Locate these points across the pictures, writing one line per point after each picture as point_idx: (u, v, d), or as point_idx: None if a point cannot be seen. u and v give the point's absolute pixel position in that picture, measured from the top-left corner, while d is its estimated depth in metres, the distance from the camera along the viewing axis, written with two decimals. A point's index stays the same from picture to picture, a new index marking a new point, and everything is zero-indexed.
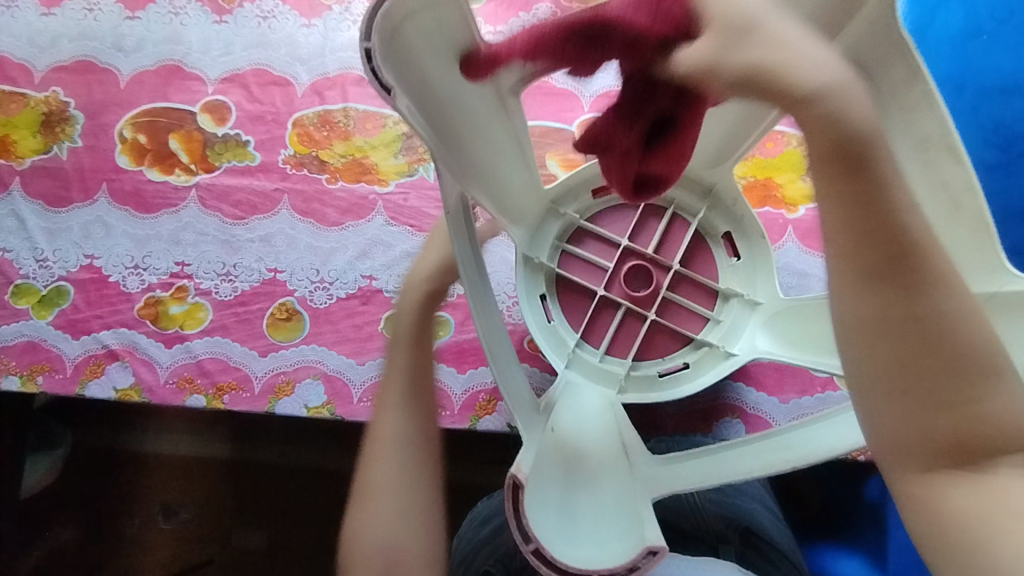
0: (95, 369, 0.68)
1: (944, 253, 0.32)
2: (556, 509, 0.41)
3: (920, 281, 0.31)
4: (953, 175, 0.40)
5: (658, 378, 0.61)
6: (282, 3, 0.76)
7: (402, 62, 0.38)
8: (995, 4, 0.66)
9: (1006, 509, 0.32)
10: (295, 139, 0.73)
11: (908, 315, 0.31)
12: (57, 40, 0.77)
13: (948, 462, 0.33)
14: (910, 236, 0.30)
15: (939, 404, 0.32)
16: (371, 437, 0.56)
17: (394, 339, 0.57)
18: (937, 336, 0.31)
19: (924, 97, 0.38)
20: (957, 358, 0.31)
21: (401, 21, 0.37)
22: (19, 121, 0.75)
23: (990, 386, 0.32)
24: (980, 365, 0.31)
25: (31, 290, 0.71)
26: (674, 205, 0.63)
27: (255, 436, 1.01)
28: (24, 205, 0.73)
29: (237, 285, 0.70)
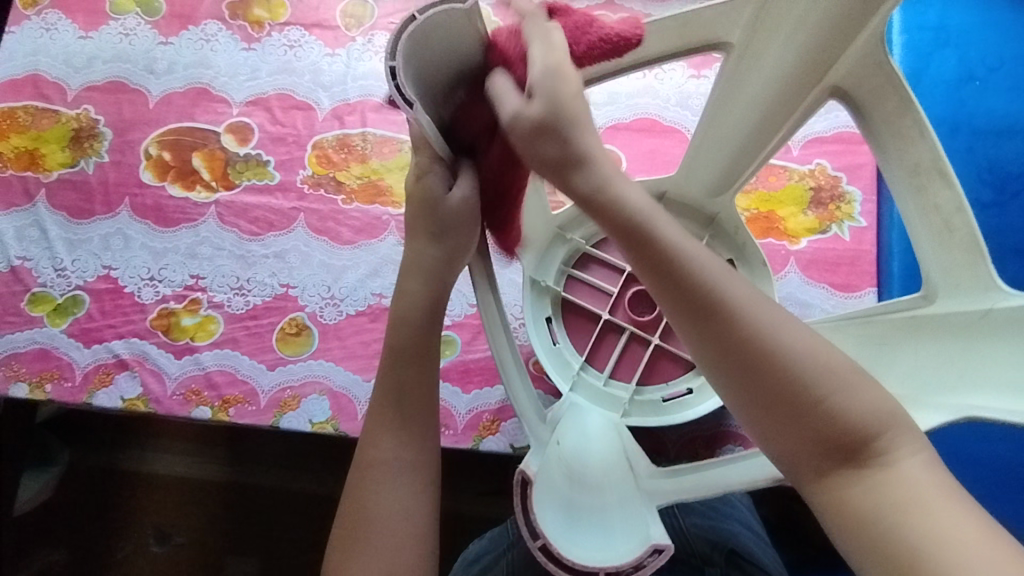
0: (104, 378, 0.69)
1: (741, 285, 0.36)
2: (560, 511, 0.43)
3: (727, 311, 0.35)
4: (946, 200, 0.42)
5: (662, 402, 0.61)
6: (309, 33, 0.80)
7: (425, 82, 0.40)
8: (986, 53, 0.70)
9: (910, 494, 0.32)
10: (314, 160, 0.76)
11: (729, 346, 0.34)
12: (92, 62, 0.80)
13: (832, 465, 0.34)
14: (703, 279, 0.35)
15: (791, 415, 0.34)
16: (361, 462, 0.46)
17: (406, 355, 0.47)
18: (759, 356, 0.34)
19: (914, 124, 0.42)
20: (783, 367, 0.34)
21: (426, 43, 0.39)
22: (49, 136, 0.78)
23: (830, 385, 0.34)
24: (813, 371, 0.34)
25: (48, 298, 0.72)
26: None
27: (253, 459, 1.01)
28: (47, 216, 0.75)
29: (249, 298, 0.72)
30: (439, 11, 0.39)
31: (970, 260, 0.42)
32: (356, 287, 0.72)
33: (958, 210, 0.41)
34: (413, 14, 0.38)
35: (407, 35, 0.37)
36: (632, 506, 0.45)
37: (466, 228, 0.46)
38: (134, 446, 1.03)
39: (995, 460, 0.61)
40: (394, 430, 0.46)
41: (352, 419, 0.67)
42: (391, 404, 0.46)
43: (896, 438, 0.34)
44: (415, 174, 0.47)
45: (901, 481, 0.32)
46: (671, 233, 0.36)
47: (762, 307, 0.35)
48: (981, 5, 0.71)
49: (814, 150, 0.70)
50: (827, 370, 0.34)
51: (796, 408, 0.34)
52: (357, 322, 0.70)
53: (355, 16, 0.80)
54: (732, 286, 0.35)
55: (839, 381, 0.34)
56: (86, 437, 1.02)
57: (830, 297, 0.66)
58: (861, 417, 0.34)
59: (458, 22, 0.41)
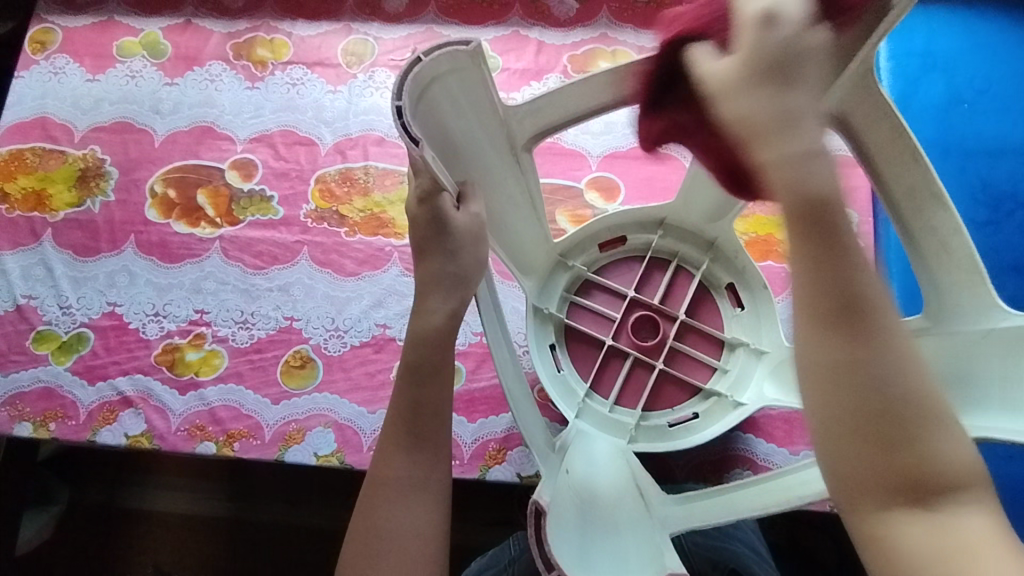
0: (107, 416, 0.69)
1: (888, 306, 0.33)
2: (574, 541, 0.42)
3: (862, 326, 0.32)
4: (941, 220, 0.43)
5: (669, 428, 0.61)
6: (311, 71, 0.82)
7: (429, 118, 0.41)
8: (974, 76, 0.71)
9: (966, 545, 0.31)
10: (317, 195, 0.77)
11: (854, 361, 0.32)
12: (100, 104, 0.82)
13: (898, 502, 0.32)
14: (857, 290, 0.32)
15: (879, 446, 0.32)
16: (372, 478, 0.45)
17: (422, 372, 0.46)
18: (882, 379, 0.32)
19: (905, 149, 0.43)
20: (895, 400, 0.32)
21: (430, 82, 0.40)
22: (56, 177, 0.79)
23: (936, 423, 0.32)
24: (920, 402, 0.32)
25: (53, 336, 0.73)
26: (679, 258, 0.65)
27: (255, 494, 1.00)
28: (53, 255, 0.76)
29: (253, 332, 0.72)
30: (444, 51, 0.40)
31: (968, 279, 0.42)
32: (360, 318, 0.72)
33: (954, 232, 0.42)
34: (418, 55, 0.39)
35: (412, 75, 0.38)
36: (643, 534, 0.46)
37: (472, 250, 0.46)
38: (136, 484, 1.02)
39: (1006, 478, 0.60)
40: (407, 447, 0.45)
41: (358, 452, 0.66)
42: (403, 421, 0.46)
43: (976, 498, 0.32)
44: (416, 198, 0.45)
45: (962, 538, 0.31)
46: (831, 234, 0.33)
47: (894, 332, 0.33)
48: (967, 30, 0.73)
49: None
50: (928, 412, 0.32)
51: (890, 440, 0.32)
52: (361, 353, 0.70)
53: (356, 54, 0.82)
54: (876, 301, 0.33)
55: (933, 423, 0.32)
56: (85, 476, 1.01)
57: None
58: (945, 465, 0.32)
59: (461, 63, 0.42)
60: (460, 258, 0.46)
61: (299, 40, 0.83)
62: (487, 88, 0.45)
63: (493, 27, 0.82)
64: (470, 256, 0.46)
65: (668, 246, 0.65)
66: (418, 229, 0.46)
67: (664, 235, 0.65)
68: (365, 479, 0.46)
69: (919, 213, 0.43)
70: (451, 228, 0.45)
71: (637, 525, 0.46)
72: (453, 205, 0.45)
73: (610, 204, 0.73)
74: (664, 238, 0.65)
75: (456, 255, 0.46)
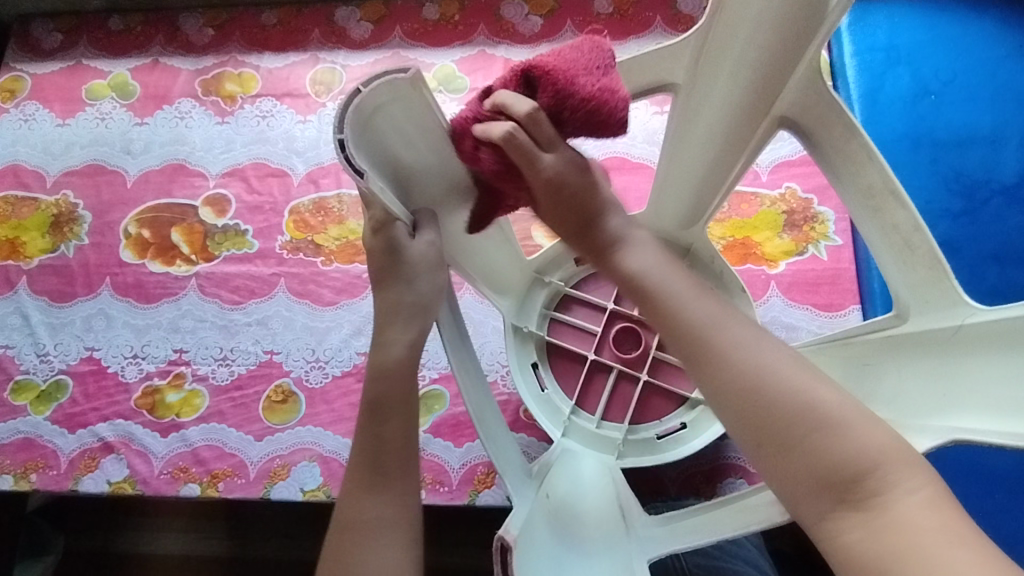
0: (89, 463, 0.68)
1: (736, 328, 0.35)
2: (547, 565, 0.42)
3: (717, 355, 0.34)
4: (901, 218, 0.42)
5: (657, 441, 0.60)
6: (281, 103, 0.82)
7: (373, 149, 0.41)
8: (938, 67, 0.71)
9: (904, 533, 0.28)
10: (291, 226, 0.76)
11: (726, 393, 0.33)
12: (70, 148, 0.82)
13: (833, 505, 0.31)
14: (697, 331, 0.35)
15: (777, 449, 0.32)
16: (339, 522, 0.44)
17: (383, 409, 0.45)
18: (750, 394, 0.33)
19: (861, 148, 0.42)
20: (774, 413, 0.32)
21: (372, 111, 0.40)
22: (29, 224, 0.79)
23: (821, 420, 0.31)
24: (806, 402, 0.32)
25: (31, 385, 0.72)
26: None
27: (252, 531, 0.98)
28: (29, 302, 0.75)
29: (233, 368, 0.71)
30: (385, 80, 0.40)
31: (934, 276, 0.41)
32: (341, 347, 0.71)
33: (914, 229, 0.42)
34: (357, 87, 0.39)
35: (352, 107, 0.38)
36: (621, 557, 0.46)
37: (434, 276, 0.45)
38: (130, 529, 1.00)
39: (1001, 471, 0.59)
40: (372, 488, 0.44)
41: None
42: (366, 461, 0.45)
43: (900, 473, 0.30)
44: (371, 228, 0.45)
45: (902, 526, 0.29)
46: (668, 286, 0.37)
47: (749, 345, 0.34)
48: (928, 22, 0.73)
49: (782, 174, 0.71)
50: (810, 409, 0.31)
51: (788, 449, 0.32)
52: (343, 383, 0.69)
53: (324, 83, 0.82)
54: (716, 333, 0.34)
55: (816, 418, 0.31)
56: (79, 524, 1.00)
57: (815, 318, 0.65)
58: (855, 453, 0.30)
59: (403, 92, 0.41)
60: (423, 286, 0.45)
61: (267, 72, 0.83)
62: (437, 113, 0.43)
63: (459, 48, 0.82)
64: (434, 283, 0.45)
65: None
66: (375, 259, 0.46)
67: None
68: (332, 523, 0.45)
69: (879, 212, 0.43)
70: (406, 257, 0.45)
71: (614, 548, 0.46)
72: (407, 234, 0.45)
73: None
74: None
75: (415, 284, 0.45)
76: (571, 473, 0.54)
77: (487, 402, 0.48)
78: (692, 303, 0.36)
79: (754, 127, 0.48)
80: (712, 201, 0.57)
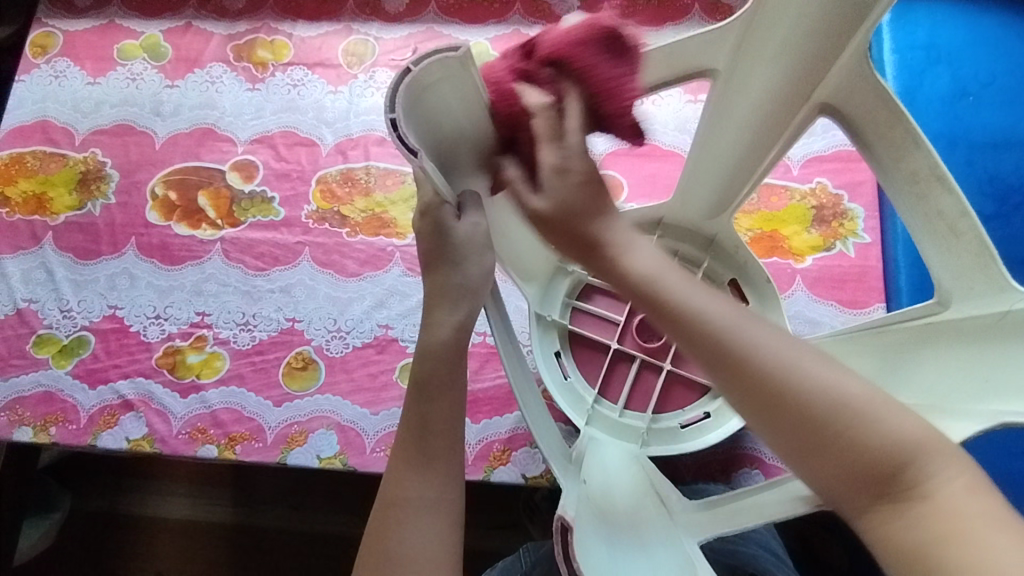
0: (108, 419, 0.68)
1: (754, 325, 0.36)
2: (601, 554, 0.42)
3: (746, 356, 0.35)
4: (948, 204, 0.43)
5: (681, 430, 0.60)
6: (312, 72, 0.82)
7: (422, 127, 0.41)
8: (977, 69, 0.71)
9: (953, 522, 0.30)
10: (318, 196, 0.76)
11: (748, 383, 0.34)
12: (100, 106, 0.82)
13: (872, 495, 0.33)
14: (714, 327, 0.35)
15: (814, 441, 0.33)
16: (384, 500, 0.45)
17: (430, 390, 0.46)
18: (782, 392, 0.34)
19: (907, 134, 0.43)
20: (807, 411, 0.33)
21: (421, 92, 0.41)
22: (57, 179, 0.79)
23: (852, 415, 0.33)
24: (834, 395, 0.33)
25: (53, 340, 0.72)
26: (679, 255, 0.63)
27: (257, 499, 0.99)
28: (55, 258, 0.76)
29: (255, 334, 0.71)
30: (433, 60, 0.40)
31: (980, 262, 0.41)
32: (362, 319, 0.71)
33: (963, 215, 0.42)
34: (408, 65, 0.39)
35: (404, 86, 0.39)
36: (674, 544, 0.46)
37: (475, 263, 0.46)
38: (139, 491, 1.01)
39: None
40: (417, 468, 0.45)
41: (361, 453, 0.66)
42: (412, 441, 0.46)
43: (937, 463, 0.32)
44: (419, 212, 0.46)
45: (944, 512, 0.31)
46: (678, 287, 0.37)
47: (777, 338, 0.35)
48: (967, 23, 0.73)
49: (814, 169, 0.71)
50: (846, 401, 0.33)
51: (822, 440, 0.33)
52: (364, 354, 0.70)
53: (356, 54, 0.82)
54: (736, 334, 0.35)
55: (852, 412, 0.33)
56: (87, 483, 1.01)
57: (839, 314, 0.65)
58: (889, 444, 0.32)
59: (454, 71, 0.41)
60: (466, 270, 0.46)
61: (300, 41, 0.83)
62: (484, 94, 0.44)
63: (493, 26, 0.82)
64: (477, 269, 0.46)
65: (668, 245, 0.64)
66: (424, 244, 0.47)
67: (662, 235, 0.64)
68: (378, 500, 0.46)
69: (927, 197, 0.44)
70: (453, 240, 0.46)
71: (666, 535, 0.47)
72: (454, 215, 0.46)
73: (613, 202, 0.73)
74: (663, 237, 0.64)
75: (462, 266, 0.46)
76: (599, 460, 0.55)
77: (525, 384, 0.49)
78: (699, 294, 0.37)
79: (794, 112, 0.49)
80: (740, 186, 0.57)
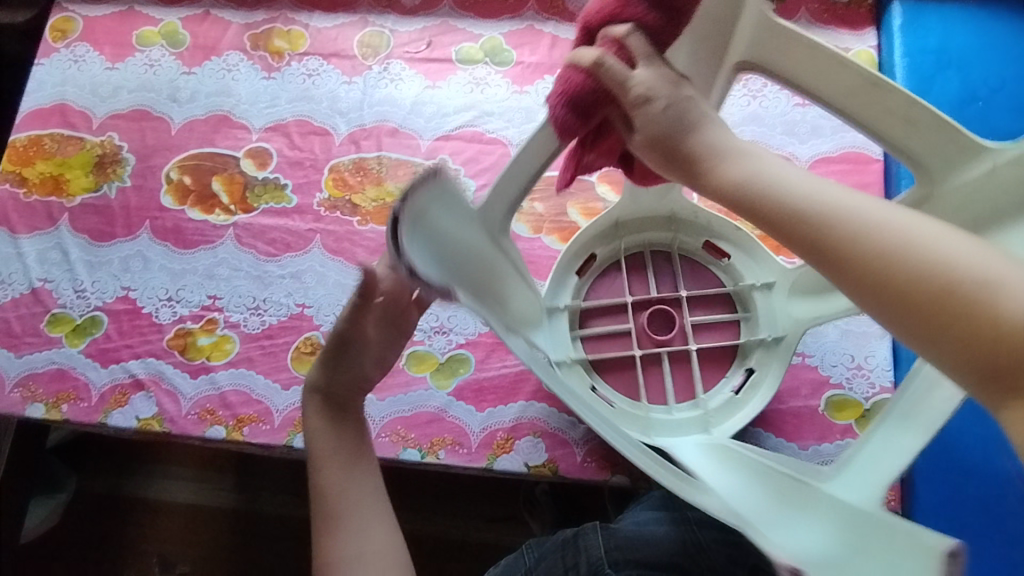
0: (119, 398, 0.70)
1: (860, 212, 0.33)
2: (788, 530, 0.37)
3: (847, 246, 0.33)
4: (895, 100, 0.45)
5: (735, 397, 0.61)
6: (327, 63, 0.83)
7: (434, 243, 0.43)
8: (989, 74, 0.72)
9: None
10: (330, 184, 0.77)
11: (861, 274, 0.33)
12: (118, 91, 0.83)
13: (1007, 390, 0.30)
14: (817, 215, 0.34)
15: (936, 329, 0.31)
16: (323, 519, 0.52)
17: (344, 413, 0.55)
18: (899, 285, 0.32)
19: (830, 59, 0.45)
20: (924, 299, 0.31)
21: (420, 213, 0.43)
22: (74, 162, 0.80)
23: (979, 294, 0.30)
24: (957, 275, 0.31)
25: (67, 319, 0.73)
26: (651, 246, 0.66)
27: (259, 485, 1.00)
28: (70, 239, 0.77)
29: (265, 318, 0.72)
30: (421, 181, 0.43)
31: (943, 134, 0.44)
32: None
33: (912, 104, 0.44)
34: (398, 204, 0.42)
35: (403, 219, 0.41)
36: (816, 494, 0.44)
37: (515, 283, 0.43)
38: (144, 473, 1.02)
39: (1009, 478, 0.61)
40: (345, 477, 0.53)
41: None
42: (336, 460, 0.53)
43: None
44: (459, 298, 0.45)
45: None
46: (772, 188, 0.36)
47: (890, 218, 0.33)
48: (980, 29, 0.73)
49: (822, 170, 0.72)
50: (968, 280, 0.31)
51: (948, 329, 0.31)
52: None
53: (371, 46, 0.83)
54: (837, 224, 0.33)
55: (978, 294, 0.30)
56: (93, 464, 1.02)
57: None
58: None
59: (440, 186, 0.45)
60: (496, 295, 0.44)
61: (316, 31, 0.84)
62: (462, 194, 0.48)
63: (508, 21, 0.83)
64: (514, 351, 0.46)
65: (635, 241, 0.66)
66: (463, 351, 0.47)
67: (625, 235, 0.66)
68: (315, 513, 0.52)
69: (872, 105, 0.45)
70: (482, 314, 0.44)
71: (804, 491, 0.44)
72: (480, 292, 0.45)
73: None
74: (627, 237, 0.66)
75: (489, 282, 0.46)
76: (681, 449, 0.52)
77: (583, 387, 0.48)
78: (796, 189, 0.35)
79: None
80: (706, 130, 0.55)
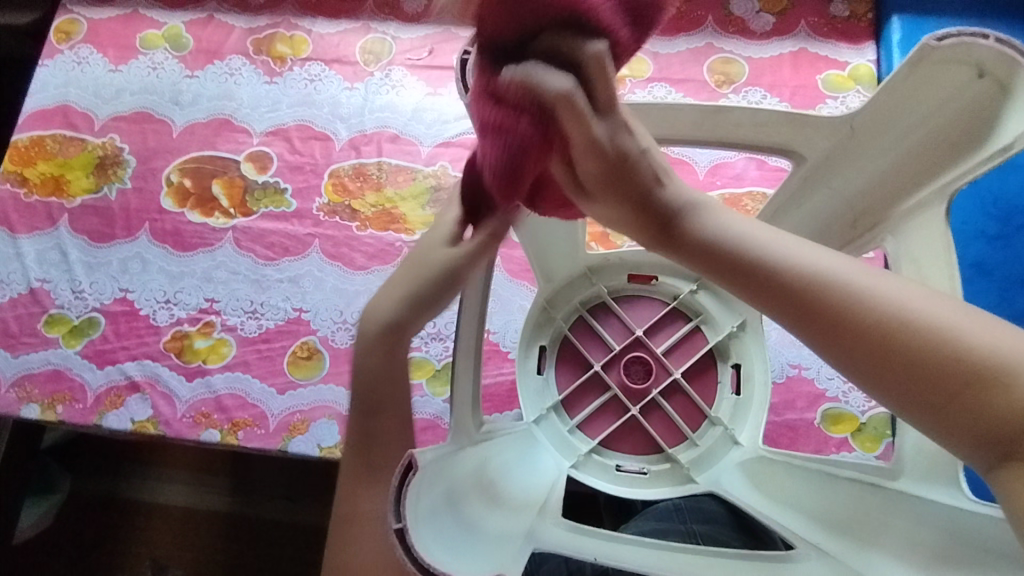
0: (114, 400, 0.69)
1: (845, 268, 0.30)
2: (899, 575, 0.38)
3: (831, 303, 0.30)
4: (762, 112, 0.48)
5: (738, 398, 0.61)
6: (329, 68, 0.83)
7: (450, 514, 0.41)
8: None
9: None
10: (330, 189, 0.78)
11: (848, 333, 0.29)
12: (120, 93, 0.84)
13: (1000, 459, 0.27)
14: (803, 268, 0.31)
15: (929, 396, 0.28)
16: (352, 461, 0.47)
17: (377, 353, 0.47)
18: (890, 345, 0.29)
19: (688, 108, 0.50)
20: (912, 362, 0.28)
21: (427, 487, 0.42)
22: (75, 163, 0.81)
23: (977, 358, 0.27)
24: (954, 340, 0.28)
25: (64, 319, 0.73)
26: (587, 306, 0.65)
27: (255, 490, 1.00)
28: (69, 239, 0.77)
29: (263, 322, 0.72)
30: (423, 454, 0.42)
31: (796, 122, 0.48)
32: None
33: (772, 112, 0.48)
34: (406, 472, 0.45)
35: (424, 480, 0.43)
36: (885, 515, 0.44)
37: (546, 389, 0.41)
38: (139, 475, 1.02)
39: None
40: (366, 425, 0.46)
41: None
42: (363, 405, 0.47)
43: None
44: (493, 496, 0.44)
45: None
46: (750, 237, 0.33)
47: (874, 279, 0.30)
48: None
49: None
50: (969, 346, 0.27)
51: (946, 393, 0.28)
52: None
53: (373, 53, 0.83)
54: (824, 280, 0.30)
55: (979, 361, 0.27)
56: (89, 465, 1.02)
57: None
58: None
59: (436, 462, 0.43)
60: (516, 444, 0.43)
61: (318, 36, 0.85)
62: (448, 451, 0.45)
63: None
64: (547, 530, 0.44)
65: (570, 309, 0.65)
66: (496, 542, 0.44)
67: (558, 309, 0.65)
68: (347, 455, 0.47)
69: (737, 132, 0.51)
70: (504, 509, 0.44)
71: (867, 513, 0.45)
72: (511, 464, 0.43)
73: None
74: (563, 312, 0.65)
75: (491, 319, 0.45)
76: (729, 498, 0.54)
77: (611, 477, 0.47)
78: (775, 240, 0.33)
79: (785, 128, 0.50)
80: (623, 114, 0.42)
